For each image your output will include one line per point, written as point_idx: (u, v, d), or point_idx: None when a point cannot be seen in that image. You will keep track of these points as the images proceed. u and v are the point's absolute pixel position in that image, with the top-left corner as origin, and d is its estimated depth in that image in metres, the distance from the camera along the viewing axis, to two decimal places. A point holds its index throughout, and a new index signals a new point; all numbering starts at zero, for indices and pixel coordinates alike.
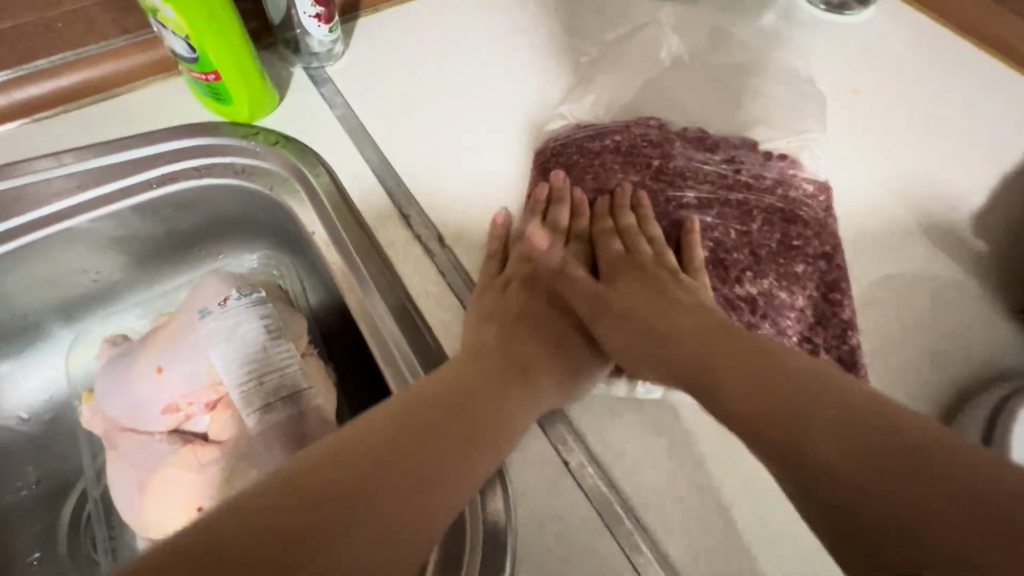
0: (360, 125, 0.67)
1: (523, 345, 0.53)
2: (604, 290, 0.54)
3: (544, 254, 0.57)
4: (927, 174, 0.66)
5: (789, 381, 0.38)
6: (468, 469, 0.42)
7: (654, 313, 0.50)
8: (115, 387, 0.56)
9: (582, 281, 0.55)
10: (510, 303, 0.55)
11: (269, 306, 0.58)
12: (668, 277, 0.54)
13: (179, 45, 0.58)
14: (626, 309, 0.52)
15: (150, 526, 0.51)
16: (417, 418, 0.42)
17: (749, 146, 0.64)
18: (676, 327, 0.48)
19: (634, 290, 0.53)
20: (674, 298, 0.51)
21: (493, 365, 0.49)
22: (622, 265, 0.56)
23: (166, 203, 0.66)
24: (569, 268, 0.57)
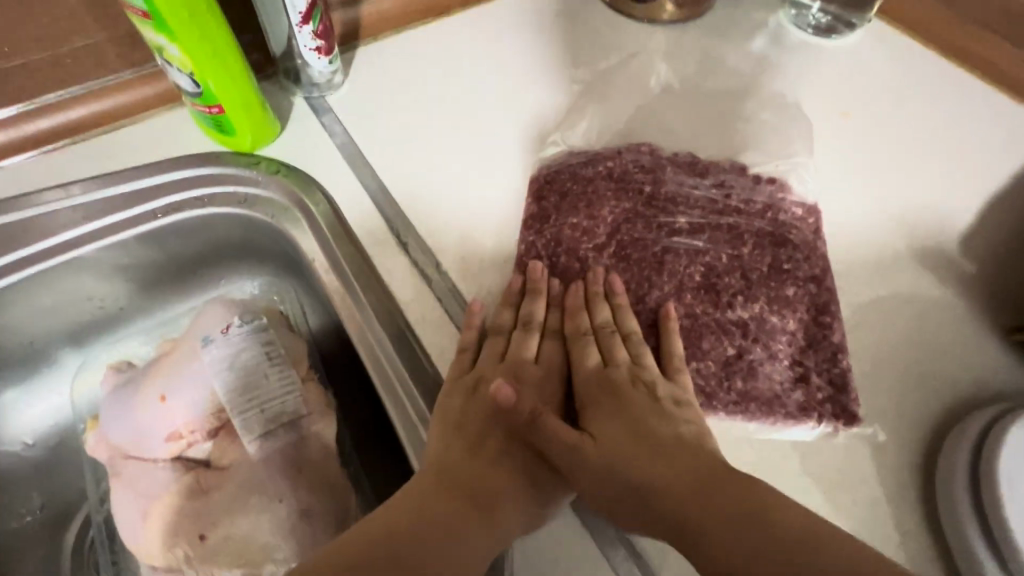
0: (359, 153, 0.69)
1: (492, 465, 0.48)
2: (584, 442, 0.46)
3: (513, 403, 0.47)
4: (915, 195, 0.67)
5: (738, 487, 0.40)
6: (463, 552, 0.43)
7: (639, 454, 0.45)
8: (119, 415, 0.57)
9: (556, 433, 0.46)
10: (473, 416, 0.50)
11: (270, 334, 0.59)
12: (648, 400, 0.49)
13: (184, 81, 0.59)
14: (611, 465, 0.45)
15: (154, 552, 0.51)
16: (413, 517, 0.43)
17: (739, 170, 0.65)
18: (666, 454, 0.44)
19: (621, 442, 0.46)
20: (659, 438, 0.46)
21: (462, 471, 0.47)
22: (599, 385, 0.51)
23: (170, 231, 0.67)
24: (540, 419, 0.47)
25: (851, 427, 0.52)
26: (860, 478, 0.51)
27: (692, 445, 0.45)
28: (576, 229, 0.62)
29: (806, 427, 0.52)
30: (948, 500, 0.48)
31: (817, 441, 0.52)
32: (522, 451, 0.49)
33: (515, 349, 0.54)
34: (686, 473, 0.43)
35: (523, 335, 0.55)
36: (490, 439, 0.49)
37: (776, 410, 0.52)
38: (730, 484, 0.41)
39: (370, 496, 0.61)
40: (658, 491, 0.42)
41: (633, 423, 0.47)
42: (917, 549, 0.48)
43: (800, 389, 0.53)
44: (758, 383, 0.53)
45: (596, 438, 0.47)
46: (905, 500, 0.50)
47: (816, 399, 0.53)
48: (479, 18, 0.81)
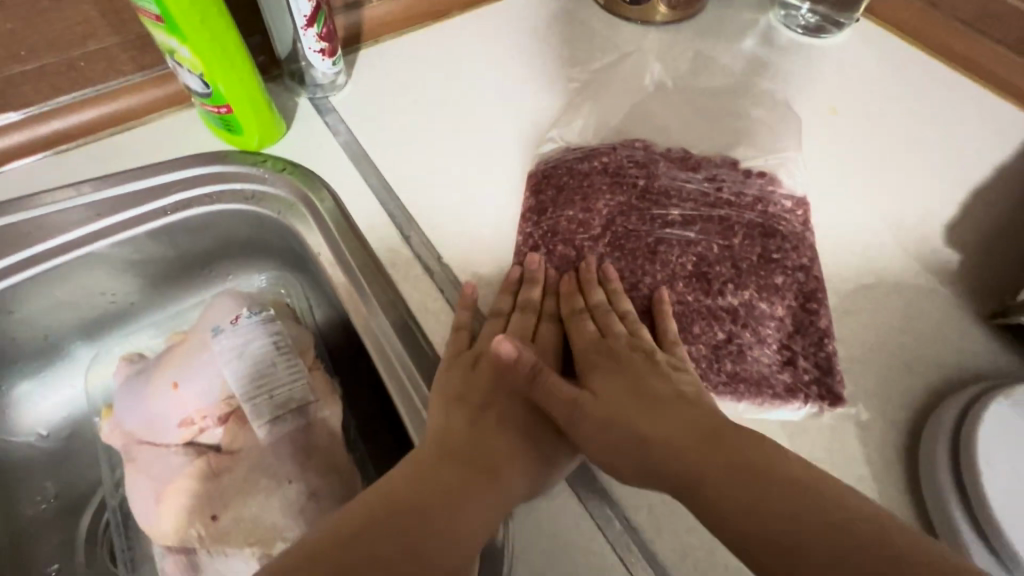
0: (362, 151, 0.71)
1: (494, 433, 0.50)
2: (583, 397, 0.48)
3: (514, 360, 0.48)
4: (900, 187, 0.69)
5: (721, 438, 0.43)
6: (468, 516, 0.44)
7: (636, 407, 0.47)
8: (133, 402, 0.59)
9: (557, 390, 0.48)
10: (473, 388, 0.52)
11: (278, 325, 0.61)
12: (646, 363, 0.51)
13: (194, 82, 0.62)
14: (610, 416, 0.47)
15: (168, 534, 0.53)
16: (420, 484, 0.45)
17: (730, 164, 0.67)
18: (663, 413, 0.46)
19: (619, 397, 0.48)
20: (655, 394, 0.48)
21: (466, 440, 0.49)
22: (598, 352, 0.53)
23: (180, 228, 0.69)
24: (541, 376, 0.49)
25: (837, 408, 0.54)
26: (847, 456, 0.53)
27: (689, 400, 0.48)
28: (572, 221, 0.64)
29: (793, 407, 0.54)
30: (931, 475, 0.50)
31: (805, 422, 0.54)
32: (521, 415, 0.51)
33: (514, 328, 0.56)
34: (683, 433, 0.44)
35: (519, 317, 0.57)
36: (490, 407, 0.51)
37: (764, 391, 0.54)
38: (726, 441, 0.42)
39: (374, 479, 0.63)
40: (657, 449, 0.44)
41: (632, 382, 0.49)
42: (902, 523, 0.50)
43: (788, 371, 0.55)
44: (747, 365, 0.55)
45: (595, 395, 0.49)
46: (891, 479, 0.52)
47: (803, 381, 0.55)
48: (477, 21, 0.83)
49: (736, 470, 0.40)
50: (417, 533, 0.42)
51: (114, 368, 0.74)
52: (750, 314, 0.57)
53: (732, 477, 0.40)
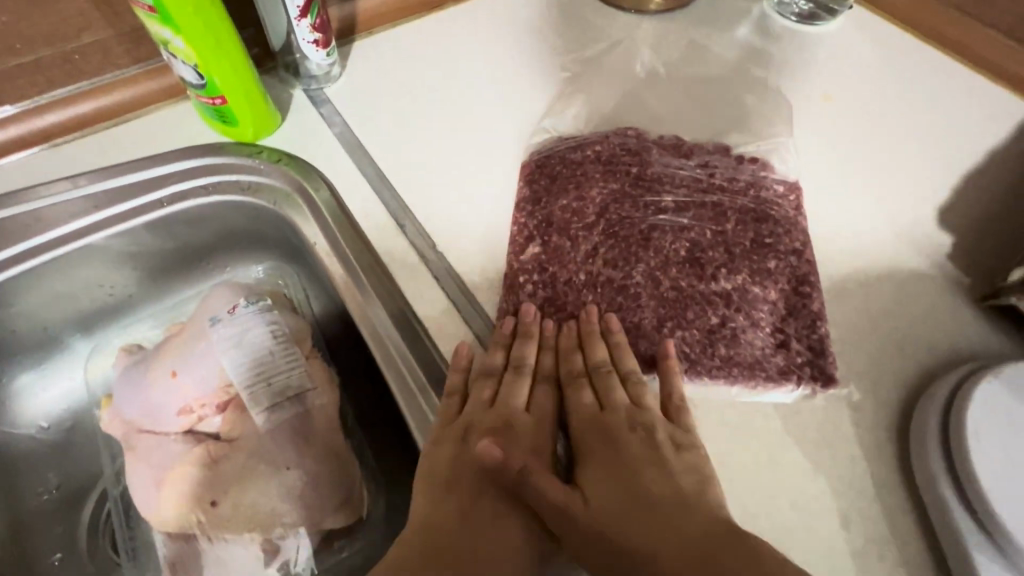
0: (357, 142, 0.72)
1: (479, 522, 0.47)
2: (574, 502, 0.46)
3: (501, 462, 0.46)
4: (892, 173, 0.69)
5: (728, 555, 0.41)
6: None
7: (633, 515, 0.45)
8: (132, 391, 0.59)
9: (550, 492, 0.46)
10: (459, 470, 0.50)
11: (275, 314, 0.62)
12: (647, 448, 0.50)
13: (189, 73, 0.62)
14: (602, 527, 0.45)
15: (167, 519, 0.54)
16: None
17: (722, 151, 0.68)
18: (655, 520, 0.44)
19: (614, 500, 0.46)
20: (654, 502, 0.45)
21: (448, 536, 0.46)
22: (595, 431, 0.52)
23: (176, 220, 0.70)
24: (530, 480, 0.46)
25: (829, 389, 0.55)
26: (839, 437, 0.53)
27: (689, 502, 0.45)
28: (566, 210, 0.65)
29: (785, 389, 0.54)
30: (922, 456, 0.51)
31: (798, 404, 0.54)
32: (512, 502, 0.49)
33: (507, 395, 0.54)
34: (683, 554, 0.41)
35: (512, 380, 0.55)
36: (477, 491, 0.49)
37: (757, 374, 0.55)
38: (725, 562, 0.40)
39: (374, 466, 0.64)
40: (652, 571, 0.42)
41: (628, 484, 0.47)
42: (893, 502, 0.51)
43: (781, 354, 0.55)
44: (740, 349, 0.56)
45: (587, 500, 0.46)
46: (883, 458, 0.52)
47: (796, 363, 0.55)
48: (471, 11, 0.83)
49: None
50: None
51: (114, 360, 0.74)
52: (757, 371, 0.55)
53: None
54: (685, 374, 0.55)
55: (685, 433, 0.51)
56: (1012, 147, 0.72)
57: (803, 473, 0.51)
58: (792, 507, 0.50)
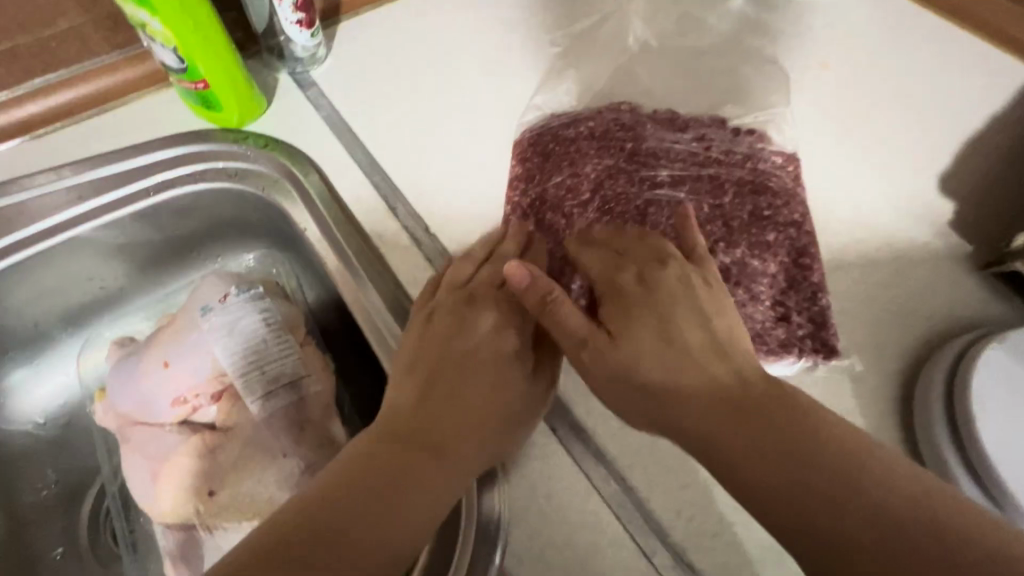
0: (344, 124, 0.70)
1: (465, 381, 0.49)
2: (597, 335, 0.48)
3: (528, 283, 0.50)
4: (892, 140, 0.68)
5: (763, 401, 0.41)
6: (442, 479, 0.43)
7: (664, 348, 0.46)
8: (122, 382, 0.58)
9: (568, 321, 0.49)
10: (450, 346, 0.50)
11: (268, 301, 0.61)
12: (676, 281, 0.50)
13: (168, 56, 0.60)
14: (628, 356, 0.46)
15: (164, 511, 0.53)
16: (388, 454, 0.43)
17: (718, 124, 0.66)
18: (680, 355, 0.45)
19: (640, 335, 0.47)
20: (677, 333, 0.46)
21: (435, 400, 0.47)
22: (612, 281, 0.52)
23: (164, 210, 0.68)
24: (554, 303, 0.49)
25: (831, 361, 0.54)
26: (842, 408, 0.52)
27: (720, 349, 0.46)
28: (560, 186, 0.64)
29: (787, 362, 0.53)
30: (926, 424, 0.50)
31: (799, 377, 0.54)
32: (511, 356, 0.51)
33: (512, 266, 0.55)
34: (710, 404, 0.42)
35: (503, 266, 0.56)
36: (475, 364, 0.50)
37: (758, 349, 0.53)
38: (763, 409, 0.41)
39: None
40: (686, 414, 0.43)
41: (654, 313, 0.48)
42: None
43: (782, 327, 0.54)
44: (741, 325, 0.55)
45: (612, 333, 0.48)
46: (886, 428, 0.52)
47: (797, 336, 0.54)
48: None
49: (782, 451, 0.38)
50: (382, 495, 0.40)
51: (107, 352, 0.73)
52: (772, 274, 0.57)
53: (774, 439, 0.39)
54: None
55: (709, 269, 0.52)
56: (1014, 112, 0.70)
57: None
58: None
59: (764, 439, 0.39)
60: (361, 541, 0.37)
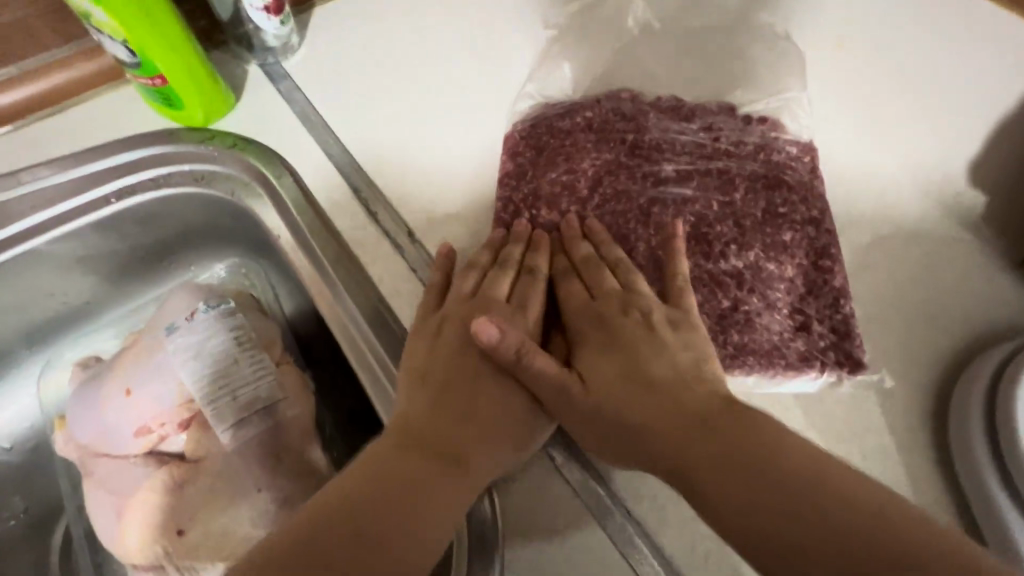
0: (320, 120, 0.65)
1: (455, 404, 0.45)
2: (572, 381, 0.45)
3: (496, 342, 0.44)
4: (926, 125, 0.61)
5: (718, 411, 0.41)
6: (450, 499, 0.41)
7: (637, 398, 0.43)
8: (85, 410, 0.54)
9: (545, 372, 0.45)
10: (456, 363, 0.47)
11: (240, 317, 0.56)
12: (641, 331, 0.47)
13: (119, 50, 0.54)
14: (601, 406, 0.44)
15: (130, 553, 0.49)
16: (381, 479, 0.41)
17: (727, 112, 0.60)
18: (659, 389, 0.43)
19: (612, 380, 0.45)
20: (652, 378, 0.44)
21: (427, 423, 0.44)
22: (588, 319, 0.49)
23: (128, 217, 0.63)
24: (527, 357, 0.45)
25: (857, 375, 0.49)
26: (867, 427, 0.48)
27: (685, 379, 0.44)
28: (555, 183, 0.58)
29: (808, 378, 0.49)
30: (963, 444, 0.45)
31: (820, 393, 0.49)
32: (494, 378, 0.47)
33: (487, 286, 0.51)
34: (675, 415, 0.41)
35: (497, 272, 0.52)
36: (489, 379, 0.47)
37: (775, 363, 0.49)
38: (722, 418, 0.40)
39: None
40: (656, 433, 0.41)
41: (625, 359, 0.46)
42: (930, 499, 0.46)
43: (801, 338, 0.50)
44: (756, 336, 0.50)
45: (585, 377, 0.45)
46: (915, 449, 0.47)
47: (818, 348, 0.49)
48: None
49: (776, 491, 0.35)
50: (377, 522, 0.38)
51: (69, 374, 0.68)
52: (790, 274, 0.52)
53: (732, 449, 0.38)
54: None
55: (683, 314, 0.48)
56: None
57: None
58: None
59: (724, 448, 0.38)
60: (361, 568, 0.36)
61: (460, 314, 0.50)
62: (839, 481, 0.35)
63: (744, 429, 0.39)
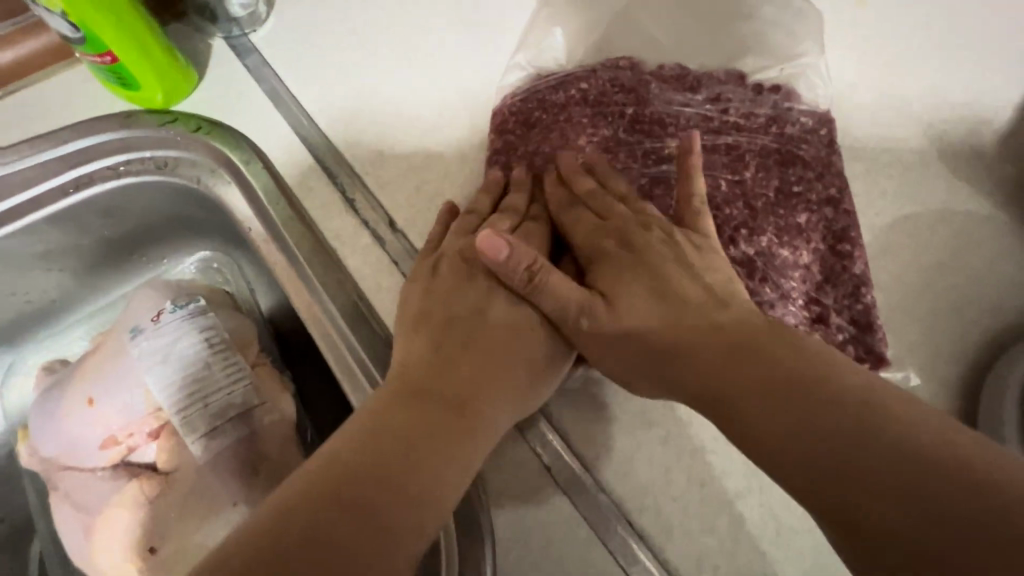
0: (292, 98, 0.59)
1: (459, 350, 0.43)
2: (592, 300, 0.43)
3: (506, 257, 0.42)
4: (956, 91, 0.55)
5: (766, 339, 0.37)
6: (460, 452, 0.38)
7: (670, 318, 0.40)
8: (49, 422, 0.51)
9: (560, 291, 0.43)
10: (459, 306, 0.45)
11: (212, 316, 0.52)
12: (666, 246, 0.45)
13: (60, 24, 0.49)
14: (623, 323, 0.42)
15: (101, 572, 0.47)
16: (394, 425, 0.37)
17: (736, 80, 0.55)
18: (686, 320, 0.40)
19: (635, 297, 0.42)
20: (679, 295, 0.41)
21: (435, 370, 0.41)
22: (603, 237, 0.47)
23: (88, 210, 0.58)
24: (540, 276, 0.43)
25: (880, 372, 0.45)
26: None
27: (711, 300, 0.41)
28: (550, 161, 0.54)
29: None
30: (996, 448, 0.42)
31: None
32: (506, 309, 0.45)
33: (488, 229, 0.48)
34: (716, 349, 0.37)
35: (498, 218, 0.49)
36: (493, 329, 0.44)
37: None
38: (762, 344, 0.36)
39: None
40: (693, 366, 0.38)
41: (646, 272, 0.43)
42: None
43: (818, 332, 0.46)
44: None
45: (607, 297, 0.43)
46: None
47: (837, 342, 0.46)
48: None
49: (796, 420, 0.32)
50: (397, 466, 0.35)
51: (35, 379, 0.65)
52: (811, 194, 0.50)
53: (778, 377, 0.34)
54: None
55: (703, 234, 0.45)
56: None
57: None
58: None
59: (771, 377, 0.34)
60: (387, 508, 0.33)
61: (458, 253, 0.48)
62: (865, 392, 0.32)
63: (793, 359, 0.35)
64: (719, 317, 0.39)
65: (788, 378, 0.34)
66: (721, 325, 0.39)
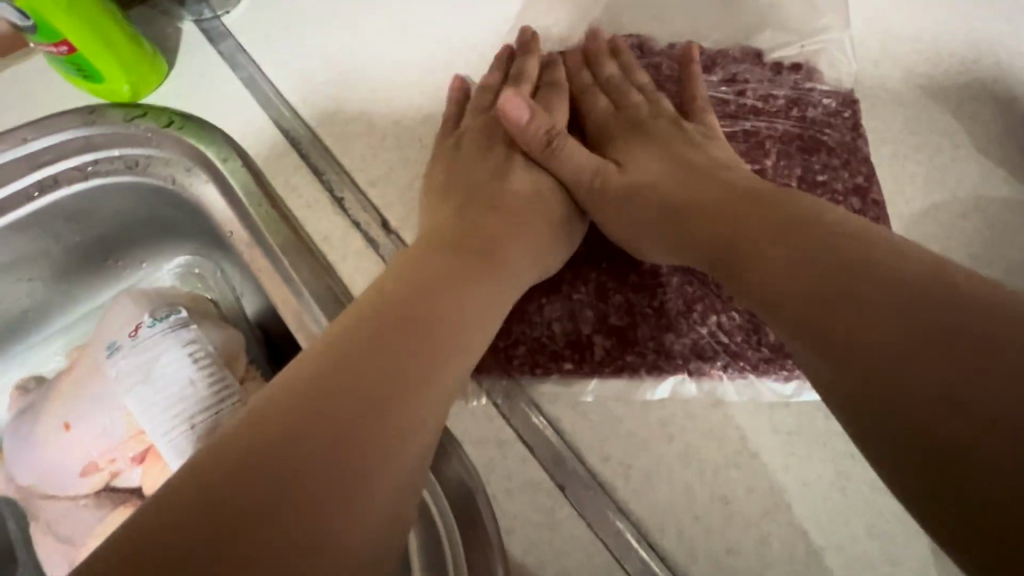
0: (271, 89, 0.55)
1: (468, 229, 0.44)
2: (608, 166, 0.47)
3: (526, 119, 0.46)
4: (988, 68, 0.51)
5: (790, 205, 0.36)
6: (469, 339, 0.37)
7: (689, 181, 0.43)
8: (23, 449, 0.47)
9: (575, 156, 0.47)
10: (477, 176, 0.49)
11: (195, 329, 0.48)
12: (672, 128, 0.48)
13: (9, 13, 0.44)
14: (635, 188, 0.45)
15: None
16: (405, 289, 0.37)
17: (754, 59, 0.51)
18: (698, 207, 0.41)
19: (647, 166, 0.46)
20: (693, 164, 0.44)
21: (448, 242, 0.42)
22: (620, 126, 0.50)
23: (57, 215, 0.54)
24: (557, 140, 0.47)
25: None
26: None
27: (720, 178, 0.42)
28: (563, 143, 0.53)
29: None
30: None
31: None
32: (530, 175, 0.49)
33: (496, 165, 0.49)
34: (731, 224, 0.38)
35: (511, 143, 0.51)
36: (494, 242, 0.44)
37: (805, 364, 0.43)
38: (780, 209, 0.36)
39: None
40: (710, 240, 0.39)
41: (659, 148, 0.47)
42: None
43: None
44: None
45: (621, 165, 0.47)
46: None
47: None
48: None
49: (818, 274, 0.32)
50: (411, 323, 0.35)
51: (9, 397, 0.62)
52: (829, 182, 0.47)
53: (797, 243, 0.34)
54: (725, 372, 0.43)
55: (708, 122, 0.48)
56: None
57: (878, 491, 0.40)
58: (868, 534, 0.39)
59: (788, 235, 0.35)
60: (400, 362, 0.33)
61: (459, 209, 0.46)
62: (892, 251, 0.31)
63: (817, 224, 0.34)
64: (737, 199, 0.39)
65: (819, 253, 0.33)
66: (735, 202, 0.39)
